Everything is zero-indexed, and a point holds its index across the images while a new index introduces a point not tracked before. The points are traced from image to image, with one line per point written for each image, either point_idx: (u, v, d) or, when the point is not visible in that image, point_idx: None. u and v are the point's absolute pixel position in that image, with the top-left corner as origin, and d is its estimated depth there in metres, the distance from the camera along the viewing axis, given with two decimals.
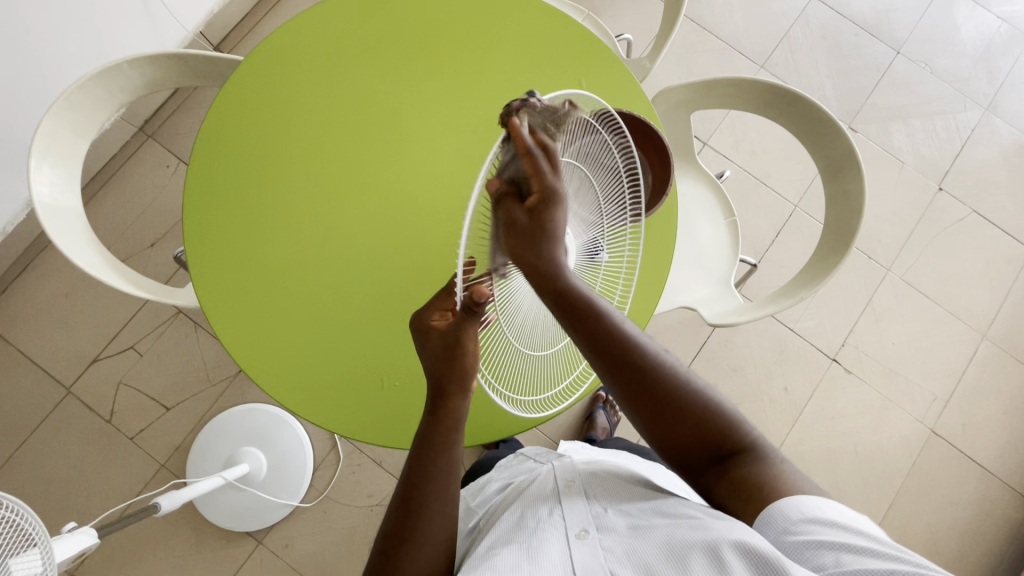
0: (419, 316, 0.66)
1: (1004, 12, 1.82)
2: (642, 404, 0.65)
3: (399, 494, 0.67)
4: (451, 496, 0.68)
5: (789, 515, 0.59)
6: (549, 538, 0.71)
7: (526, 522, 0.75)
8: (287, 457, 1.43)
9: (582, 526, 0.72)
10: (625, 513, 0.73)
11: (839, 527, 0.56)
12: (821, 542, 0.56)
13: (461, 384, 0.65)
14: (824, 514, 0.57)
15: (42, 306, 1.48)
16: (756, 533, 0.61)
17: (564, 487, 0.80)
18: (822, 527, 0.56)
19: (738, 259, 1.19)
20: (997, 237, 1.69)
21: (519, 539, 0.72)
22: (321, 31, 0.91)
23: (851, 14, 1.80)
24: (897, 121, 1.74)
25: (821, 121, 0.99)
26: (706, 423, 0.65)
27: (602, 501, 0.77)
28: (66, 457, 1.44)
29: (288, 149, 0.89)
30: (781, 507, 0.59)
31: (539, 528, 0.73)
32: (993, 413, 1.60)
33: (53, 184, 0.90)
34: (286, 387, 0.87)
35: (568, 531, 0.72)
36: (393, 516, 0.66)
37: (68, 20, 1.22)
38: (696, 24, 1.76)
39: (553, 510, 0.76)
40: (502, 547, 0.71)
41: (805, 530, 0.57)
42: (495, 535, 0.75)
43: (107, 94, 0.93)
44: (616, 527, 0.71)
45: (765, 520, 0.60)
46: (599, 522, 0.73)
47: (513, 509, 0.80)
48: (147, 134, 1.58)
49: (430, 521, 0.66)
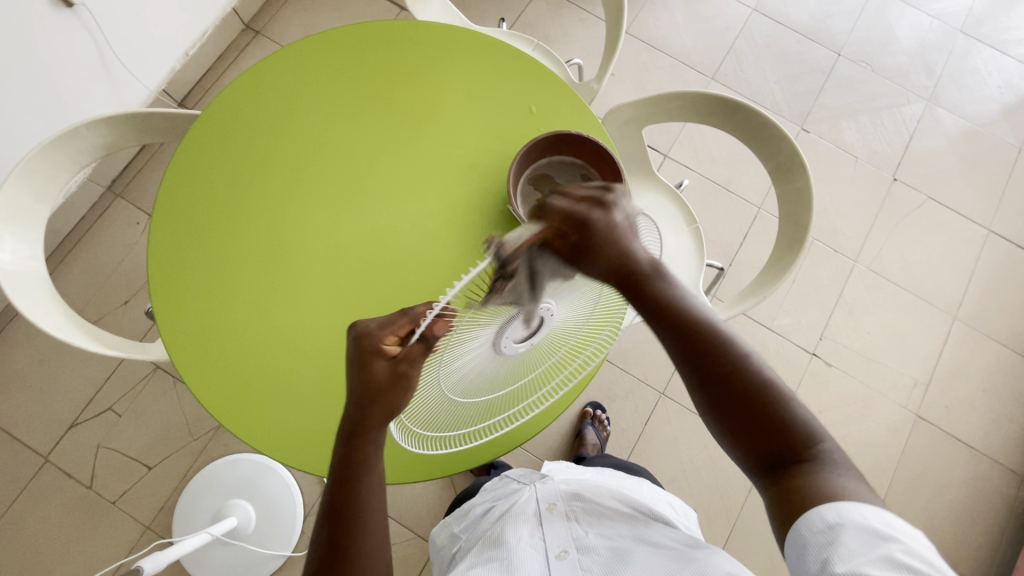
0: (365, 332, 0.62)
1: (933, 10, 1.93)
2: (702, 375, 0.67)
3: (325, 518, 0.65)
4: (379, 518, 0.67)
5: (823, 519, 0.57)
6: (528, 559, 0.73)
7: (506, 539, 0.77)
8: (277, 505, 1.40)
9: (563, 547, 0.76)
10: (606, 536, 0.77)
11: (876, 536, 0.54)
12: (863, 550, 0.53)
13: (387, 412, 0.63)
14: (864, 520, 0.55)
15: (16, 374, 1.46)
16: (790, 538, 0.59)
17: (546, 508, 0.82)
18: (861, 535, 0.54)
19: (705, 264, 1.21)
20: (954, 221, 1.75)
21: (498, 557, 0.74)
22: (272, 82, 0.94)
23: (791, 23, 1.89)
24: (847, 119, 1.82)
25: (762, 125, 1.03)
26: (759, 412, 0.64)
27: (583, 521, 0.80)
28: (46, 529, 1.39)
29: (252, 194, 0.90)
30: (816, 511, 0.57)
31: (518, 546, 0.75)
32: (973, 392, 1.63)
33: (16, 252, 0.90)
34: (255, 429, 0.87)
35: (549, 553, 0.75)
36: (322, 547, 0.64)
37: (28, 91, 1.24)
38: (644, 44, 1.84)
39: (533, 531, 0.78)
40: (481, 567, 0.73)
41: (841, 536, 0.55)
42: (476, 556, 0.77)
43: (68, 158, 0.94)
44: (595, 549, 0.75)
45: (796, 524, 0.59)
46: (579, 544, 0.76)
47: (494, 528, 0.81)
48: (114, 193, 1.58)
49: (358, 550, 0.65)
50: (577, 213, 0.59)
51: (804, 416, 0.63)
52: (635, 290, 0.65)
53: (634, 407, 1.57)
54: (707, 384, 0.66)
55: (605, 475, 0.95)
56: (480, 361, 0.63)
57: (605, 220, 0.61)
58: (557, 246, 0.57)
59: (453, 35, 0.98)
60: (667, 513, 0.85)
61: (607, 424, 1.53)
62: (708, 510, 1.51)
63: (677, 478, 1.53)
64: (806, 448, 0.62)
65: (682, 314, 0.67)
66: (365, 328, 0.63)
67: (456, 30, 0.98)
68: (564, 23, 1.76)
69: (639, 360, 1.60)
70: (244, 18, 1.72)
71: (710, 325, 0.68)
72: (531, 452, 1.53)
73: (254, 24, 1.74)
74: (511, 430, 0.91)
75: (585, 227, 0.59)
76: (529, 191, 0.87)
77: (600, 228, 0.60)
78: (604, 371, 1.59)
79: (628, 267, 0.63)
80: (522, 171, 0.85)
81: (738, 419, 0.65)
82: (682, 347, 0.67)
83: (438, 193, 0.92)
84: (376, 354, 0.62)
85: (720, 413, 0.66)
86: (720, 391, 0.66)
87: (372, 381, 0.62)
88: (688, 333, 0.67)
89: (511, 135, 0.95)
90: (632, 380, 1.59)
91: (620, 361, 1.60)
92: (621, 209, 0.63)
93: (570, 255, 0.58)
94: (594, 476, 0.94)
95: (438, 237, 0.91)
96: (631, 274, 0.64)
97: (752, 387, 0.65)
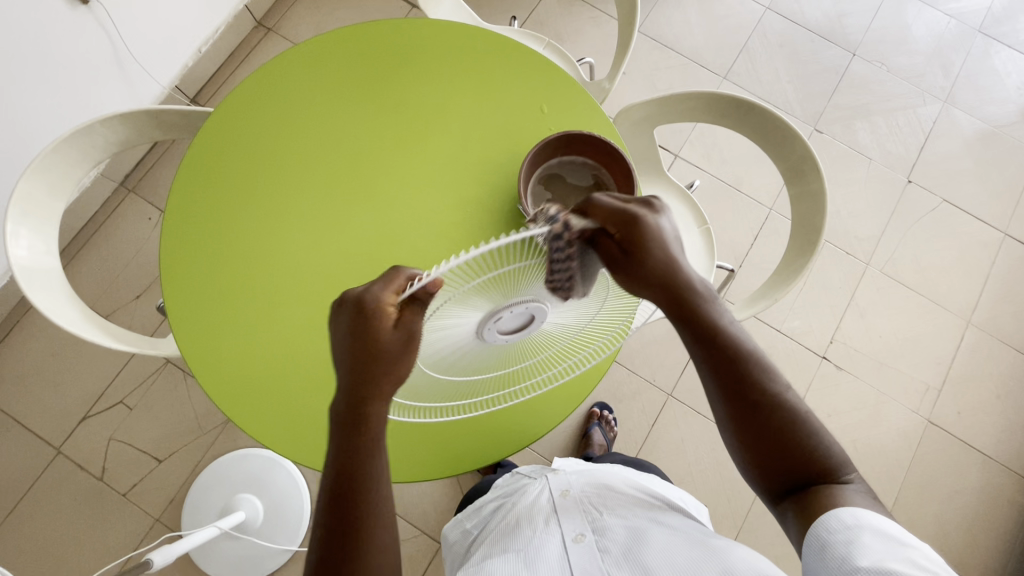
0: (368, 295, 0.59)
1: (951, 10, 1.90)
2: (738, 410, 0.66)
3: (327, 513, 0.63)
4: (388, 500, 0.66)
5: (842, 520, 0.60)
6: (548, 546, 0.74)
7: (523, 530, 0.77)
8: (284, 500, 1.41)
9: (579, 531, 0.76)
10: (622, 516, 0.77)
11: (892, 539, 0.57)
12: (880, 546, 0.56)
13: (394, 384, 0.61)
14: (880, 525, 0.58)
15: (30, 367, 1.48)
16: (808, 540, 0.61)
17: (560, 495, 0.82)
18: (877, 534, 0.57)
19: (716, 266, 1.20)
20: (970, 224, 1.72)
21: (516, 547, 0.75)
22: (283, 80, 0.94)
23: (805, 22, 1.86)
24: (861, 120, 1.79)
25: (777, 126, 1.02)
26: (789, 442, 0.64)
27: (598, 505, 0.80)
28: (58, 520, 1.41)
29: (264, 190, 0.91)
30: (834, 513, 0.60)
31: (537, 537, 0.75)
32: (987, 398, 1.61)
33: (32, 246, 0.91)
34: (264, 424, 0.87)
35: (566, 537, 0.75)
36: (324, 538, 0.63)
37: (45, 88, 1.25)
38: (656, 42, 1.82)
39: (549, 518, 0.79)
40: (498, 558, 0.74)
41: (860, 535, 0.58)
42: (492, 546, 0.78)
43: (83, 154, 0.95)
44: (612, 531, 0.75)
45: (813, 526, 0.61)
46: (595, 527, 0.76)
47: (509, 518, 0.82)
48: (127, 188, 1.60)
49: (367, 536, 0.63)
50: (626, 213, 0.60)
51: (835, 450, 0.64)
52: (679, 310, 0.65)
53: (641, 407, 1.57)
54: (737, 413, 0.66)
55: (617, 467, 0.95)
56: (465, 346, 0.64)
57: (653, 229, 0.61)
58: (608, 249, 0.60)
59: (465, 33, 0.98)
60: (679, 502, 0.86)
61: (613, 424, 1.52)
62: (715, 513, 1.50)
63: (684, 480, 1.52)
64: (831, 472, 0.64)
65: (733, 343, 0.65)
66: (365, 292, 0.59)
67: (468, 28, 0.98)
68: (576, 22, 1.76)
69: (647, 360, 1.59)
70: (256, 15, 1.73)
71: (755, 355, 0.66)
72: (537, 452, 1.53)
73: (266, 21, 1.75)
74: (520, 427, 0.91)
75: (631, 226, 0.60)
76: (539, 190, 0.86)
77: (644, 228, 0.60)
78: (612, 371, 1.58)
79: (677, 284, 0.63)
80: (533, 170, 0.84)
81: (770, 453, 0.65)
82: (713, 372, 0.66)
83: (448, 193, 0.92)
84: (382, 315, 0.58)
85: (744, 440, 0.66)
86: (750, 427, 0.65)
87: (375, 349, 0.59)
88: (734, 368, 0.65)
89: (523, 135, 0.94)
90: (640, 380, 1.58)
91: (628, 362, 1.59)
92: (665, 218, 0.63)
93: (619, 252, 0.60)
94: (605, 466, 0.94)
95: (447, 235, 0.90)
96: (677, 291, 0.63)
97: (789, 424, 0.64)
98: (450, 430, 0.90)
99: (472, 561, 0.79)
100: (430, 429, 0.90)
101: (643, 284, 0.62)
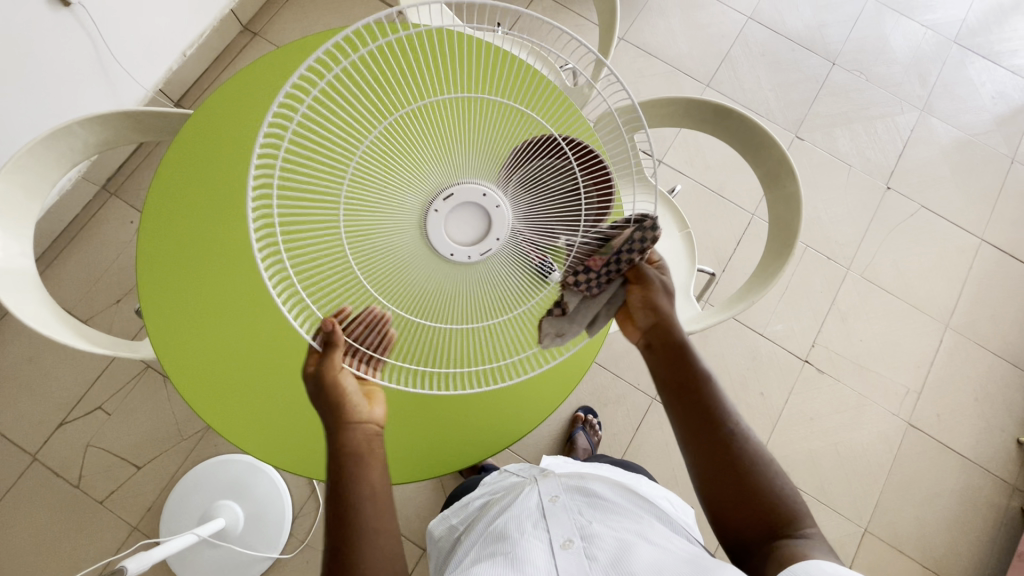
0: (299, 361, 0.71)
1: (927, 21, 1.94)
2: (708, 447, 0.72)
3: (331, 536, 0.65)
4: (383, 520, 0.66)
5: (824, 567, 0.59)
6: (534, 552, 0.73)
7: (509, 532, 0.76)
8: (264, 507, 1.39)
9: (567, 538, 0.75)
10: (610, 525, 0.77)
11: None
12: None
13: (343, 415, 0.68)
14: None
15: (7, 372, 1.45)
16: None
17: (548, 501, 0.82)
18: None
19: (697, 269, 1.22)
20: (947, 229, 1.76)
21: (503, 550, 0.73)
22: (268, 81, 0.94)
23: (787, 31, 1.90)
24: (841, 127, 1.83)
25: (755, 131, 1.03)
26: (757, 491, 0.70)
27: (587, 512, 0.80)
28: (32, 528, 1.39)
29: (246, 190, 0.91)
30: (817, 561, 0.60)
31: (524, 540, 0.74)
32: (965, 401, 1.63)
33: (6, 247, 0.90)
34: (238, 423, 0.87)
35: (553, 543, 0.75)
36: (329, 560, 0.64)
37: (24, 90, 1.24)
38: (640, 50, 1.85)
39: (537, 524, 0.78)
40: (485, 561, 0.72)
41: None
42: (479, 549, 0.77)
43: (59, 155, 0.95)
44: (599, 537, 0.74)
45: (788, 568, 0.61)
46: (583, 533, 0.76)
47: (498, 519, 0.81)
48: (109, 192, 1.58)
49: (368, 540, 0.64)
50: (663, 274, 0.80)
51: (794, 500, 0.70)
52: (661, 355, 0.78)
53: (625, 411, 1.57)
54: (703, 454, 0.72)
55: (603, 469, 0.95)
56: (424, 263, 0.71)
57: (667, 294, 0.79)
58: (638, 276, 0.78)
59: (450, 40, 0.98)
60: (666, 507, 0.87)
61: (598, 428, 1.53)
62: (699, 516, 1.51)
63: (668, 482, 1.53)
64: (790, 522, 0.68)
65: (701, 388, 0.75)
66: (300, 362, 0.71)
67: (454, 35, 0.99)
68: (562, 29, 1.78)
69: (632, 364, 1.60)
70: (242, 19, 1.74)
71: (713, 383, 0.76)
72: (523, 456, 1.54)
73: (252, 26, 1.76)
74: (504, 427, 0.92)
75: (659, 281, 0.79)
76: None
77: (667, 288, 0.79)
78: (596, 375, 1.59)
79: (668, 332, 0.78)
80: None
81: (736, 496, 0.70)
82: (680, 415, 0.76)
83: None
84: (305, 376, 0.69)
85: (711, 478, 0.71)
86: (715, 465, 0.72)
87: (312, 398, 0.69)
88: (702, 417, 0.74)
89: None
90: (624, 384, 1.59)
91: (614, 365, 1.60)
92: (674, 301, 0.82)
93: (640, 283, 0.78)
94: (593, 469, 0.94)
95: None
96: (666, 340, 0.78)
97: (741, 458, 0.71)
98: (435, 428, 0.91)
99: (457, 563, 0.78)
100: (412, 428, 0.90)
101: (641, 314, 0.79)
